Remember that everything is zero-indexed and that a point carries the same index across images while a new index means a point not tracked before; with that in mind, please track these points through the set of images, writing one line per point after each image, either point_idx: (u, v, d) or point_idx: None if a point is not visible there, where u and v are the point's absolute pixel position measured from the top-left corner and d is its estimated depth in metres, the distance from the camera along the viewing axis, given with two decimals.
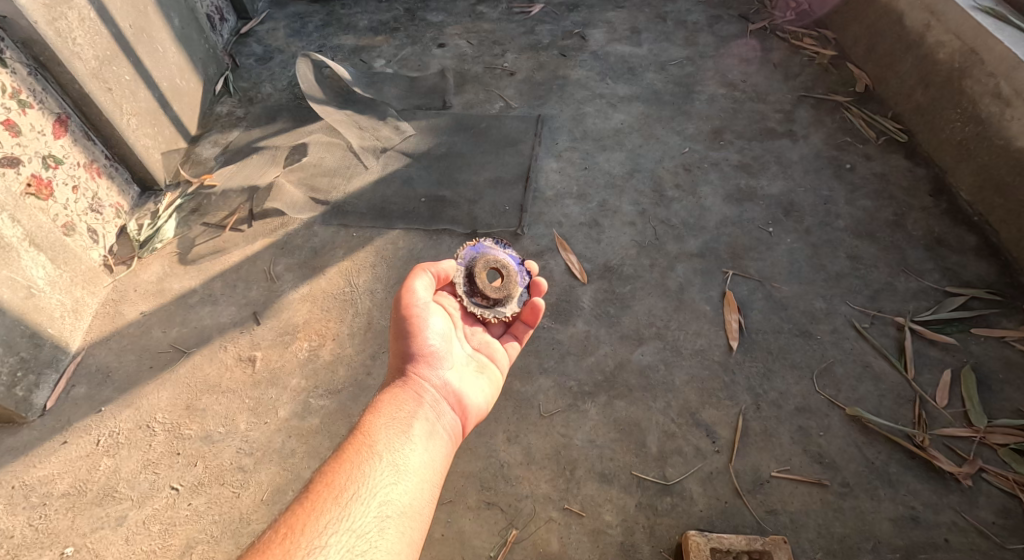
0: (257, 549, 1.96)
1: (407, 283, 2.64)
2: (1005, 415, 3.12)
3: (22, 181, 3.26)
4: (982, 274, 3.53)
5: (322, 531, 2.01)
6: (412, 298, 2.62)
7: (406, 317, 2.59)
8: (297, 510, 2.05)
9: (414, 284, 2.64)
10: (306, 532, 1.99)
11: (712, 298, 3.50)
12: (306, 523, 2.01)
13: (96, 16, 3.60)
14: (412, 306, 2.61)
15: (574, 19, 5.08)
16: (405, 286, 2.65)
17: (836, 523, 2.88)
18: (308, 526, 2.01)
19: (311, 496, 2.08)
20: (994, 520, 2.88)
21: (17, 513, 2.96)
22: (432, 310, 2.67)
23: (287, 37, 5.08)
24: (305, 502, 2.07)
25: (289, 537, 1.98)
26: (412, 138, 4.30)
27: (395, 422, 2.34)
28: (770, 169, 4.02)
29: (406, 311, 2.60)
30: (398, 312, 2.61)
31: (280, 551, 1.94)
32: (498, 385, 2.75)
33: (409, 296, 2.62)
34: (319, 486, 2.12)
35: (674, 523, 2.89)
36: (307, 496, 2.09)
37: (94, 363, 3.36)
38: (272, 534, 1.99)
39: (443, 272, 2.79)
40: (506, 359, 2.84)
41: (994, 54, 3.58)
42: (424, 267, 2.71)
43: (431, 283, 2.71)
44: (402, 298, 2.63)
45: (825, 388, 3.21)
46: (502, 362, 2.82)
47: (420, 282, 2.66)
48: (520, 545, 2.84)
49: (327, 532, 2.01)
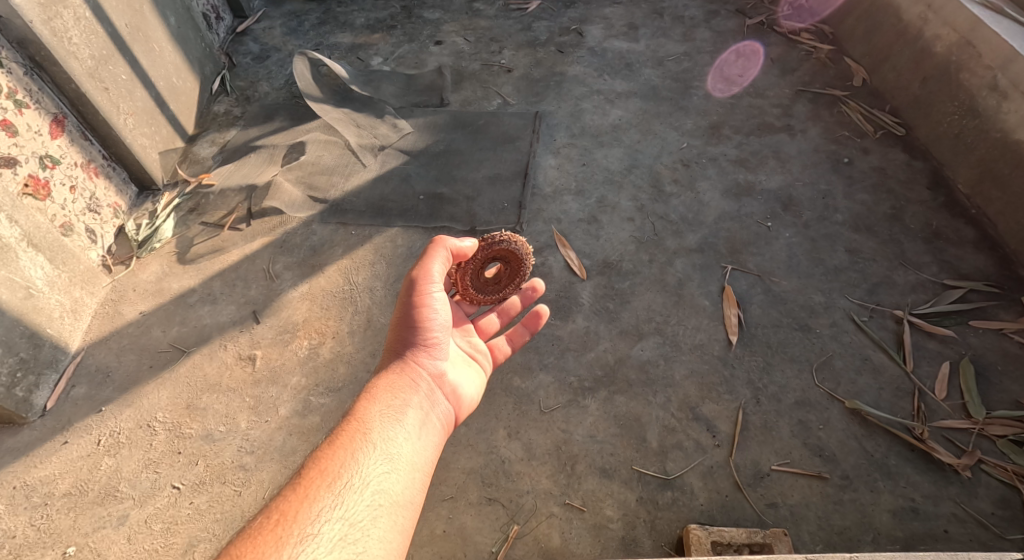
0: (248, 535, 1.96)
1: (424, 262, 2.57)
2: (1005, 406, 3.13)
3: (19, 181, 3.26)
4: (979, 267, 3.54)
5: (315, 519, 2.01)
6: (426, 280, 2.56)
7: (415, 298, 2.55)
8: (289, 496, 2.06)
9: (431, 266, 2.56)
10: (299, 519, 2.00)
11: (712, 293, 3.51)
12: (299, 510, 2.02)
13: (91, 15, 3.59)
14: (421, 287, 2.56)
15: (570, 15, 5.08)
16: (421, 266, 2.57)
17: (836, 516, 2.89)
18: (301, 513, 2.01)
19: (304, 483, 2.09)
20: (993, 511, 2.89)
21: (19, 514, 2.96)
22: (442, 293, 2.62)
23: (284, 35, 5.08)
24: (298, 488, 2.07)
25: (281, 524, 1.98)
26: (410, 136, 4.30)
27: (389, 410, 2.36)
28: (768, 164, 4.02)
29: (418, 294, 2.54)
30: (405, 292, 2.56)
31: (272, 539, 1.94)
32: (485, 377, 2.79)
33: (426, 278, 2.55)
34: (313, 472, 2.12)
35: (675, 517, 2.90)
36: (299, 482, 2.09)
37: (93, 364, 3.36)
38: (263, 520, 1.99)
39: (460, 252, 2.69)
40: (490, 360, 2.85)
41: (990, 47, 3.59)
42: (442, 245, 2.62)
43: (445, 265, 2.63)
44: (414, 280, 2.55)
45: (825, 382, 3.22)
46: (487, 360, 2.83)
47: (437, 265, 2.58)
48: (521, 540, 2.85)
49: (320, 519, 2.01)
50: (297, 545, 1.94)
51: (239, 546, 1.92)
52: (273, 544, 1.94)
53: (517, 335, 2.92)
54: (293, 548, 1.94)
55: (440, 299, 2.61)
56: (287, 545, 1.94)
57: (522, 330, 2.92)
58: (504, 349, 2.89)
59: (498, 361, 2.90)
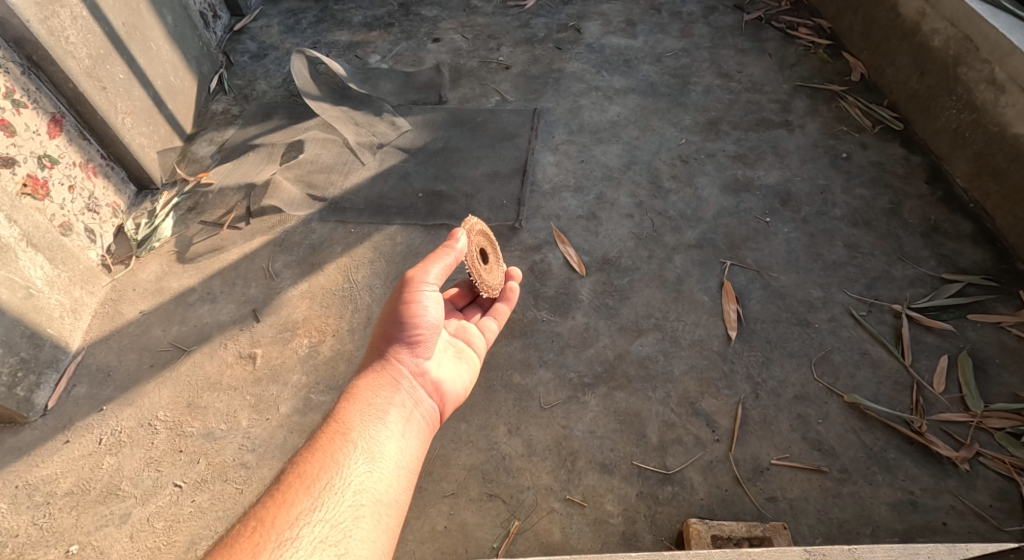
0: (227, 542, 1.96)
1: (423, 265, 2.56)
2: (1002, 399, 3.14)
3: (18, 181, 3.26)
4: (977, 261, 3.55)
5: (293, 523, 2.01)
6: (419, 281, 2.54)
7: (408, 301, 2.52)
8: (269, 502, 2.07)
9: (430, 268, 2.56)
10: (278, 524, 2.00)
11: (711, 288, 3.52)
12: (277, 515, 2.02)
13: (87, 14, 3.59)
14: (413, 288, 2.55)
15: (568, 12, 5.08)
16: (418, 268, 2.56)
17: (835, 509, 2.91)
18: (279, 518, 2.02)
19: (283, 488, 2.10)
20: (991, 503, 2.91)
21: (22, 513, 2.96)
22: (438, 296, 2.59)
23: (281, 34, 5.07)
24: (277, 493, 2.09)
25: (259, 530, 1.99)
26: (409, 134, 4.30)
27: (370, 409, 2.37)
28: (766, 159, 4.03)
29: (409, 297, 2.52)
30: (398, 294, 2.55)
31: (251, 545, 1.95)
32: (478, 363, 2.85)
33: (419, 281, 2.54)
34: (292, 478, 2.13)
35: (675, 512, 2.91)
36: (279, 488, 2.10)
37: (93, 363, 3.37)
38: (241, 527, 2.00)
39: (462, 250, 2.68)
40: (483, 343, 2.91)
41: (988, 41, 3.57)
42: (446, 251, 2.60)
43: (446, 268, 2.60)
44: (406, 282, 2.55)
45: (824, 376, 3.23)
46: (480, 343, 2.89)
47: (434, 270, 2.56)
48: (522, 535, 2.86)
49: (299, 523, 2.02)
50: (276, 549, 1.95)
51: (218, 553, 1.93)
52: (251, 549, 1.94)
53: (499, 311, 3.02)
54: (271, 553, 1.94)
55: (436, 299, 2.59)
56: (265, 549, 1.94)
57: (503, 307, 3.03)
58: (492, 329, 2.97)
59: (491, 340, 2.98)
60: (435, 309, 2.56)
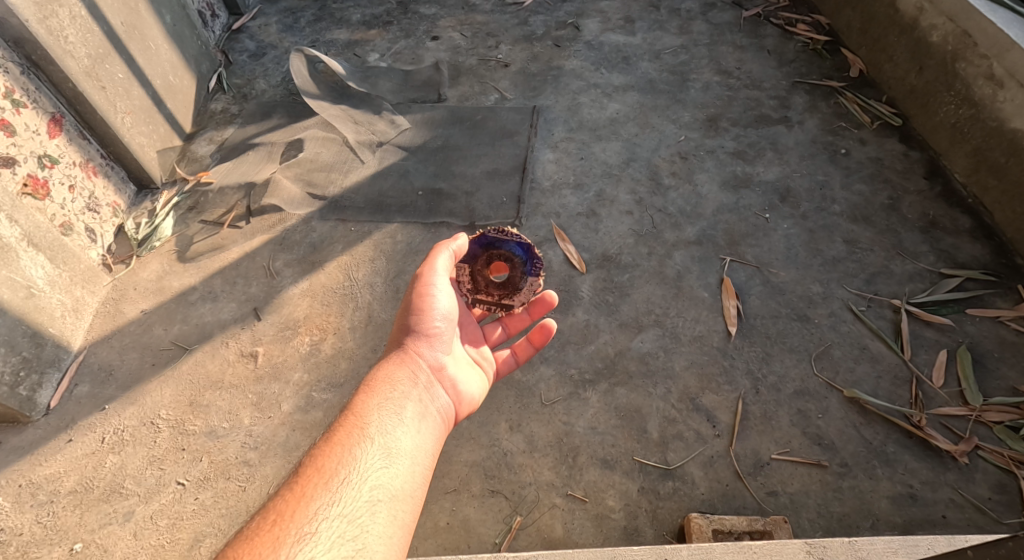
0: (246, 536, 1.99)
1: (428, 256, 2.72)
2: (1001, 393, 3.16)
3: (18, 181, 3.27)
4: (976, 256, 3.57)
5: (312, 517, 2.03)
6: (428, 273, 2.68)
7: (418, 293, 2.65)
8: (287, 495, 2.08)
9: (435, 258, 2.71)
10: (296, 518, 2.02)
11: (711, 285, 3.53)
12: (296, 510, 2.04)
13: (86, 13, 3.59)
14: (424, 279, 2.68)
15: (567, 10, 5.08)
16: (426, 262, 2.71)
17: (835, 503, 2.92)
18: (298, 513, 2.03)
19: (301, 481, 2.11)
20: (989, 496, 2.93)
21: (26, 511, 2.97)
22: (447, 288, 2.70)
23: (279, 32, 5.08)
24: (295, 487, 2.10)
25: (278, 524, 2.00)
26: (408, 132, 4.31)
27: (388, 402, 2.38)
28: (765, 155, 4.04)
29: (420, 290, 2.64)
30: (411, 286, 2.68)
31: (270, 539, 1.97)
32: (488, 383, 2.82)
33: (428, 271, 2.68)
34: (309, 471, 2.14)
35: (676, 506, 2.92)
36: (297, 481, 2.12)
37: (96, 362, 3.38)
38: (261, 520, 2.02)
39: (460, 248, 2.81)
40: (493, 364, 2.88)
41: (987, 36, 3.56)
42: (445, 244, 2.76)
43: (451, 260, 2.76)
44: (420, 274, 2.69)
45: (824, 371, 3.24)
46: (492, 367, 2.86)
47: (442, 259, 2.71)
48: (524, 530, 2.88)
49: (318, 518, 2.04)
50: (295, 544, 1.97)
51: (238, 547, 1.95)
52: (271, 543, 1.96)
53: (523, 350, 2.92)
54: (291, 548, 1.96)
55: (445, 292, 2.69)
56: (284, 545, 1.96)
57: (525, 345, 2.92)
58: (509, 361, 2.93)
59: (503, 374, 2.94)
60: (446, 302, 2.67)
